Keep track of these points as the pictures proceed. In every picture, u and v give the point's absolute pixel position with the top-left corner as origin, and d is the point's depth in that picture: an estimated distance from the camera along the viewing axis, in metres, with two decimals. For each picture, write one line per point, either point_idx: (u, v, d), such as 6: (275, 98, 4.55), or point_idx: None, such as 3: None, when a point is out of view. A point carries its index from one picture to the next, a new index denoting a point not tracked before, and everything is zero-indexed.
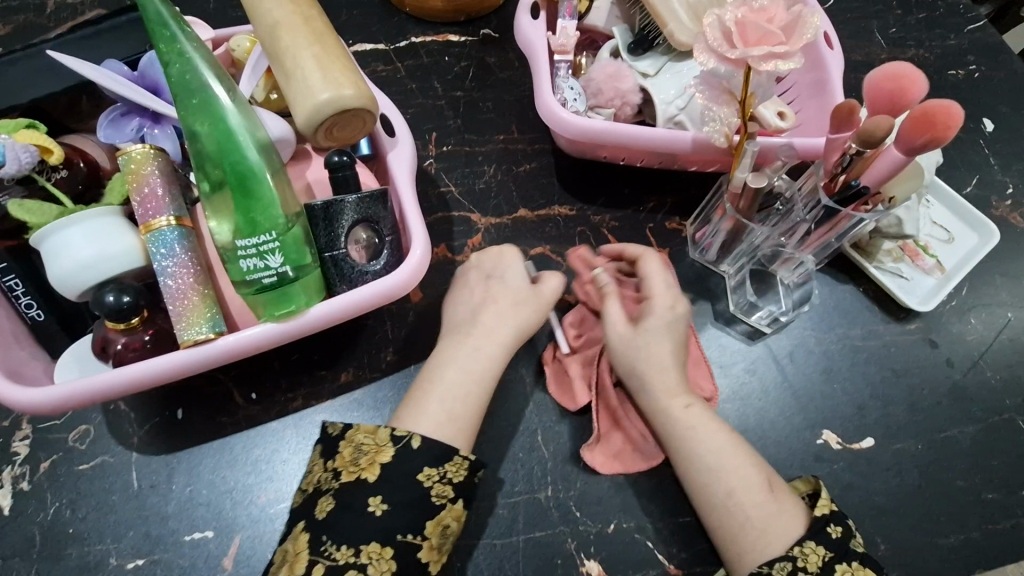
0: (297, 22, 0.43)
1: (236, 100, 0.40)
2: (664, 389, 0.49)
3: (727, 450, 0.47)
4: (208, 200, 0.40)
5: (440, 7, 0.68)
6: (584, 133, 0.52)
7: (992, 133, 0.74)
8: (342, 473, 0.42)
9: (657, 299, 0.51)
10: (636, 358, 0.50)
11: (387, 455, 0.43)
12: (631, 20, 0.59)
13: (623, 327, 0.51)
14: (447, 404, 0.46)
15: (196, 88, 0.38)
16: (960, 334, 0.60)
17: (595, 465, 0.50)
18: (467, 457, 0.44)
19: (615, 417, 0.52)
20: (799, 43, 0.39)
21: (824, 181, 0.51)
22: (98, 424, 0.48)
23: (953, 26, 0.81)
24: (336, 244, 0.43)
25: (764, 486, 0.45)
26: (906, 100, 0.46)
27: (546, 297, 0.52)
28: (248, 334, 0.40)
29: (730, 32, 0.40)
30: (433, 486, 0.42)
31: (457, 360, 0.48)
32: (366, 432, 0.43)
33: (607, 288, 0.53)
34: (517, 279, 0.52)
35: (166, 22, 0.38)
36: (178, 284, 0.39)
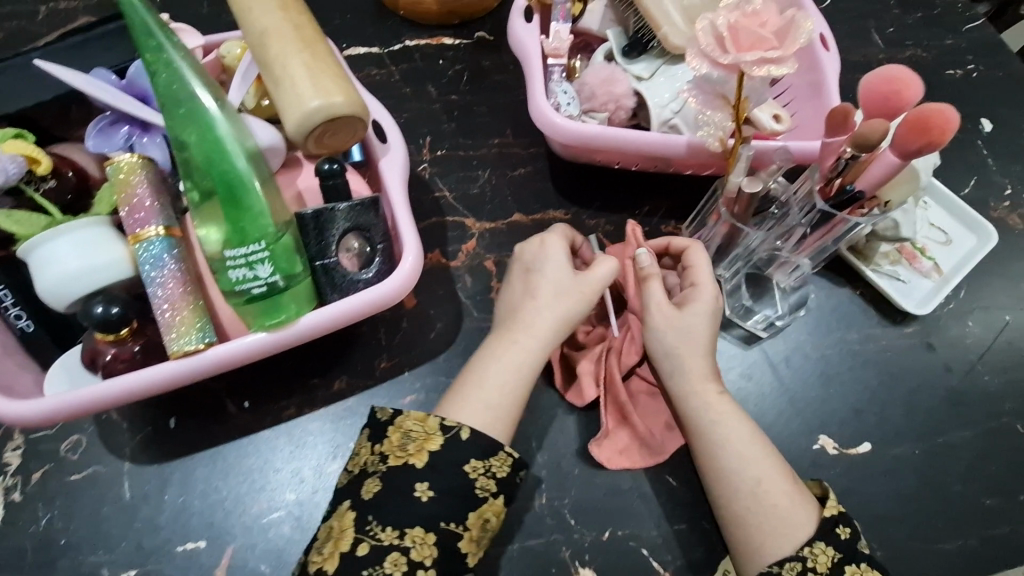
0: (286, 29, 0.42)
1: (223, 108, 0.39)
2: (697, 373, 0.49)
3: (749, 446, 0.47)
4: (198, 209, 0.40)
5: (434, 10, 0.68)
6: (578, 138, 0.52)
7: (990, 133, 0.73)
8: (390, 457, 0.43)
9: (702, 286, 0.51)
10: (677, 342, 0.50)
11: (436, 444, 0.43)
12: (625, 22, 0.58)
13: (667, 309, 0.50)
14: (492, 401, 0.46)
15: (182, 97, 0.38)
16: (958, 337, 0.60)
17: (602, 460, 0.50)
18: (512, 454, 0.44)
19: (624, 413, 0.51)
20: (791, 47, 0.39)
21: (819, 185, 0.51)
22: (90, 434, 0.48)
23: (951, 25, 0.80)
24: (327, 253, 0.43)
25: (781, 484, 0.45)
26: (902, 104, 0.45)
27: (592, 284, 0.50)
28: (238, 344, 0.39)
29: (722, 38, 0.39)
30: (478, 478, 0.43)
31: (510, 350, 0.49)
32: (417, 420, 0.45)
33: (649, 270, 0.52)
34: (561, 270, 0.50)
35: (151, 31, 0.38)
36: (167, 295, 0.38)
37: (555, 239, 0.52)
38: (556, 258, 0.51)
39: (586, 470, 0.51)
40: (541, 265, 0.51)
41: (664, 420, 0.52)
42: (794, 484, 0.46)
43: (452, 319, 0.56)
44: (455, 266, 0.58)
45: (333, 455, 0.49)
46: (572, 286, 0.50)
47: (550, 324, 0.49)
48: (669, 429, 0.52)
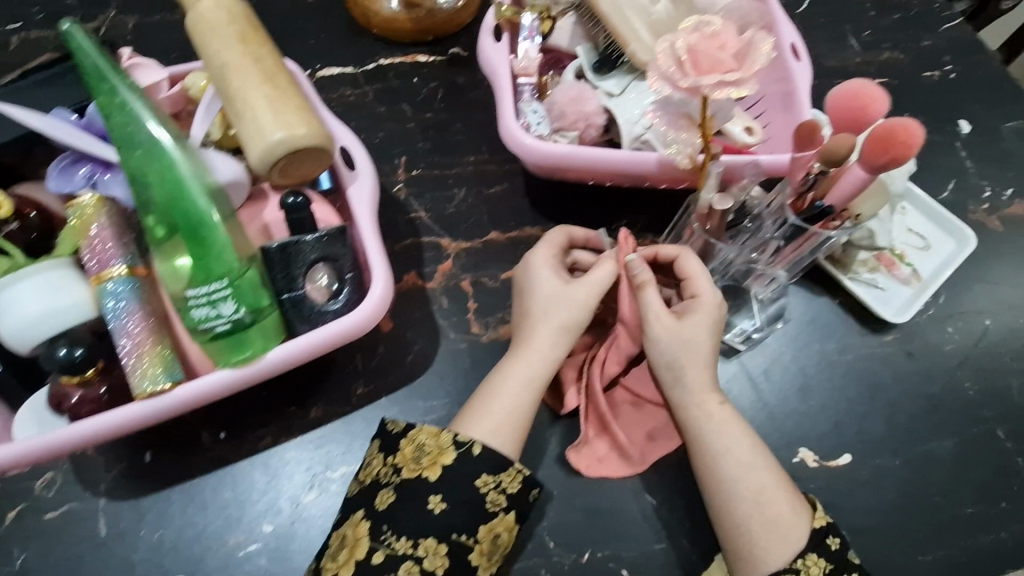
0: (247, 62, 0.42)
1: (180, 143, 0.40)
2: (703, 385, 0.48)
3: (748, 458, 0.46)
4: (161, 249, 0.40)
5: (407, 27, 0.67)
6: (548, 158, 0.52)
7: (968, 135, 0.73)
8: (403, 470, 0.44)
9: (704, 296, 0.49)
10: (678, 351, 0.48)
11: (448, 459, 0.43)
12: (594, 38, 0.58)
13: (667, 318, 0.49)
14: (503, 417, 0.46)
15: (138, 138, 0.39)
16: (938, 344, 0.60)
17: (579, 466, 0.50)
18: (523, 470, 0.44)
19: (604, 422, 0.51)
20: (750, 69, 0.39)
21: (791, 200, 0.50)
22: (64, 471, 0.48)
23: (928, 26, 0.80)
24: (295, 285, 0.43)
25: (779, 495, 0.45)
26: (869, 118, 0.45)
27: (594, 289, 0.49)
28: (205, 383, 0.39)
29: (683, 60, 0.39)
30: (489, 493, 0.43)
31: (523, 359, 0.49)
32: (430, 433, 0.45)
33: (644, 277, 0.49)
34: (557, 283, 0.50)
35: (104, 77, 0.39)
36: (131, 335, 0.39)
37: (541, 253, 0.51)
38: (549, 270, 0.50)
39: (564, 491, 0.51)
40: (536, 276, 0.50)
41: (645, 431, 0.52)
42: (790, 495, 0.46)
43: (429, 340, 0.56)
44: (431, 287, 0.58)
45: (310, 485, 0.49)
46: (575, 293, 0.49)
47: (561, 330, 0.49)
48: (652, 439, 0.52)
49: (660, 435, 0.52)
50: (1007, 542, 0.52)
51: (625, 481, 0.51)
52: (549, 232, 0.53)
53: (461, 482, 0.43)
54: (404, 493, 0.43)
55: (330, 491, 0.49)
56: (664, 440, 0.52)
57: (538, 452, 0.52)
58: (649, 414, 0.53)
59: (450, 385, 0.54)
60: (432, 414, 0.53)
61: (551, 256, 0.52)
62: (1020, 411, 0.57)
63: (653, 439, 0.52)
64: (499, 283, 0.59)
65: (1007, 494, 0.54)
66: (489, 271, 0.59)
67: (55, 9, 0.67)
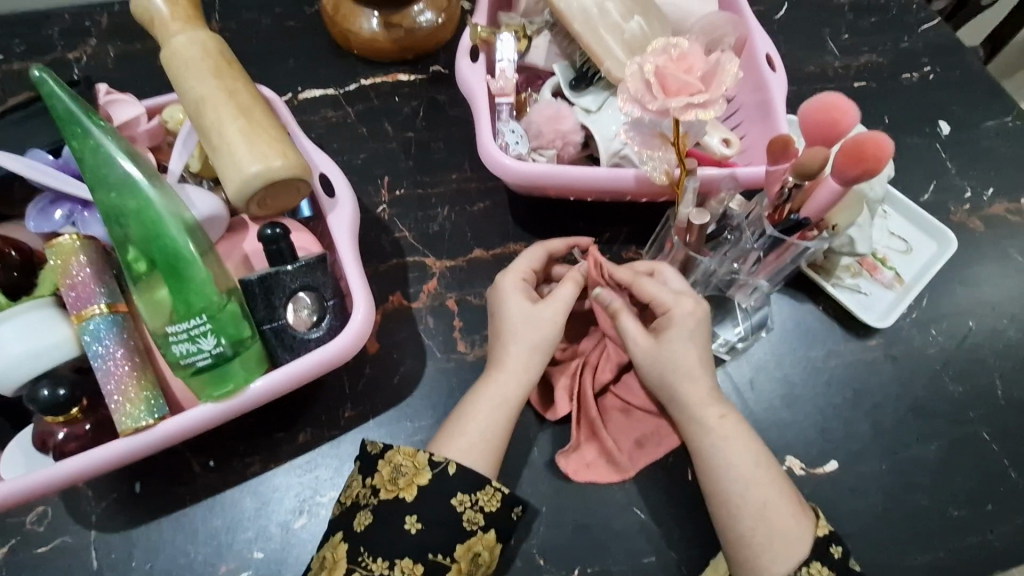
0: (221, 97, 0.43)
1: (154, 180, 0.41)
2: (701, 397, 0.47)
3: (750, 469, 0.45)
4: (139, 287, 0.41)
5: (388, 47, 0.67)
6: (527, 178, 0.52)
7: (949, 135, 0.72)
8: (380, 491, 0.44)
9: (675, 309, 0.48)
10: (665, 369, 0.48)
11: (424, 479, 0.44)
12: (570, 56, 0.59)
13: (644, 341, 0.48)
14: (480, 438, 0.46)
15: (113, 180, 0.40)
16: (921, 347, 0.60)
17: (568, 471, 0.51)
18: (499, 488, 0.45)
19: (594, 428, 0.51)
20: (717, 91, 0.40)
21: (768, 211, 0.51)
22: (55, 505, 0.48)
23: (907, 26, 0.79)
24: (276, 316, 0.43)
25: (782, 507, 0.44)
26: (840, 131, 0.46)
27: (561, 305, 0.50)
28: (185, 420, 0.40)
29: (651, 83, 0.40)
30: (465, 511, 0.43)
31: (497, 381, 0.48)
32: (406, 454, 0.45)
33: (616, 305, 0.50)
34: (536, 302, 0.50)
35: (76, 118, 0.39)
36: (114, 372, 0.39)
37: (508, 277, 0.51)
38: (518, 292, 0.50)
39: (553, 507, 0.51)
40: (504, 299, 0.50)
41: (634, 438, 0.52)
42: (794, 506, 0.44)
43: (416, 360, 0.56)
44: (417, 307, 0.58)
45: (300, 510, 0.49)
46: (545, 312, 0.50)
47: (536, 349, 0.49)
48: (640, 446, 0.51)
49: (649, 442, 0.51)
50: (995, 544, 0.52)
51: (612, 495, 0.51)
52: (527, 251, 0.54)
53: (446, 503, 0.43)
54: (379, 515, 0.43)
55: (319, 516, 0.49)
56: (652, 447, 0.51)
57: (526, 469, 0.52)
58: (639, 422, 0.52)
59: (437, 405, 0.54)
60: (420, 435, 0.53)
61: (521, 277, 0.52)
62: (1004, 412, 0.57)
63: (642, 446, 0.51)
64: (484, 301, 0.59)
65: (994, 496, 0.54)
66: (474, 289, 0.59)
67: (37, 41, 0.67)
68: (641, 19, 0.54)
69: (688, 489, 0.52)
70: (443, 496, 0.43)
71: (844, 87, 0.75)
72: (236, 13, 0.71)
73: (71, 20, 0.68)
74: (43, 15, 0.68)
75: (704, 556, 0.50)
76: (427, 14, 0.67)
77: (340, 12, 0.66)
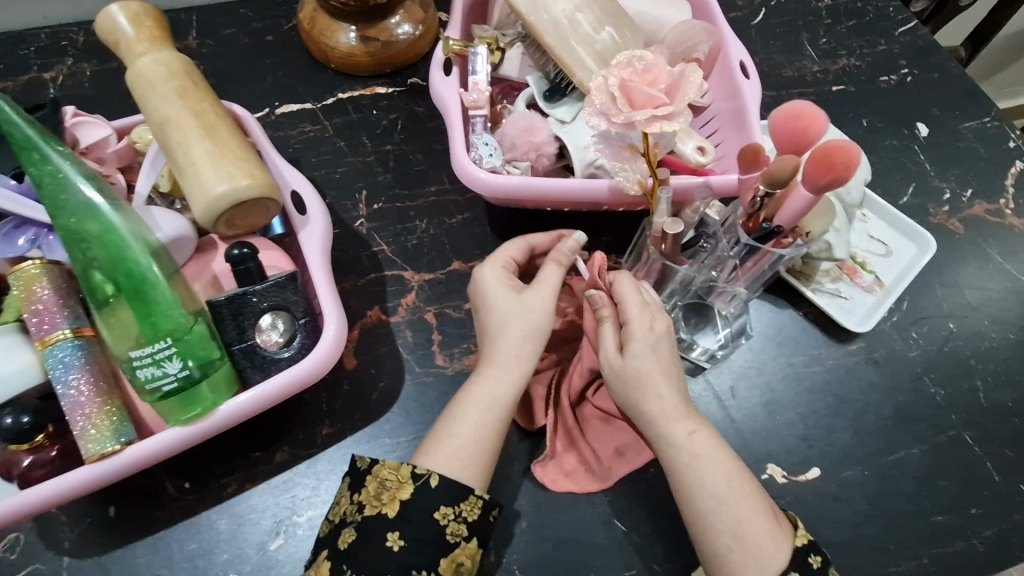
0: (188, 118, 0.44)
1: (115, 205, 0.43)
2: (664, 415, 0.47)
3: (725, 488, 0.44)
4: (101, 316, 0.41)
5: (363, 60, 0.67)
6: (500, 190, 0.52)
7: (927, 138, 0.72)
8: (365, 507, 0.43)
9: (632, 323, 0.48)
10: (628, 389, 0.47)
11: (407, 493, 0.43)
12: (543, 68, 0.60)
13: (611, 355, 0.48)
14: (469, 444, 0.45)
15: (73, 206, 0.41)
16: (902, 351, 0.60)
17: (544, 480, 0.51)
18: (482, 496, 0.44)
19: (572, 436, 0.52)
20: (682, 102, 0.43)
21: (744, 220, 0.51)
22: (28, 531, 0.47)
23: (883, 30, 0.79)
24: (245, 336, 0.44)
25: (758, 525, 0.43)
26: (809, 139, 0.46)
27: (546, 290, 0.49)
28: (153, 443, 0.40)
29: (616, 96, 0.43)
30: (448, 524, 0.43)
31: (486, 377, 0.48)
32: (392, 468, 0.44)
33: (606, 311, 0.49)
34: (519, 299, 0.49)
35: (35, 146, 0.41)
36: (79, 398, 0.40)
37: (489, 267, 0.51)
38: (501, 281, 0.50)
39: (534, 522, 0.50)
40: (488, 291, 0.50)
41: (614, 445, 0.51)
42: (770, 522, 0.44)
43: (394, 376, 0.55)
44: (395, 321, 0.58)
45: (276, 531, 0.49)
46: (533, 299, 0.49)
47: (527, 339, 0.48)
48: (620, 454, 0.51)
49: (629, 449, 0.51)
50: (980, 549, 0.52)
51: (592, 509, 0.51)
52: (507, 243, 0.53)
53: (423, 520, 0.43)
54: (363, 535, 0.42)
55: (297, 536, 0.49)
56: (632, 455, 0.51)
57: (507, 483, 0.51)
58: (619, 431, 0.52)
59: (416, 421, 0.54)
60: (398, 451, 0.52)
61: (502, 266, 0.51)
62: (987, 415, 0.57)
63: (622, 453, 0.51)
64: (463, 313, 0.58)
65: (977, 500, 0.54)
66: (453, 302, 0.59)
67: (13, 61, 0.67)
68: (613, 29, 0.55)
69: (669, 500, 0.51)
70: (419, 512, 0.43)
71: (822, 91, 0.74)
72: (213, 29, 0.71)
73: (47, 39, 0.68)
74: (19, 35, 0.68)
75: (686, 568, 0.49)
76: (405, 27, 0.67)
77: (317, 27, 0.66)
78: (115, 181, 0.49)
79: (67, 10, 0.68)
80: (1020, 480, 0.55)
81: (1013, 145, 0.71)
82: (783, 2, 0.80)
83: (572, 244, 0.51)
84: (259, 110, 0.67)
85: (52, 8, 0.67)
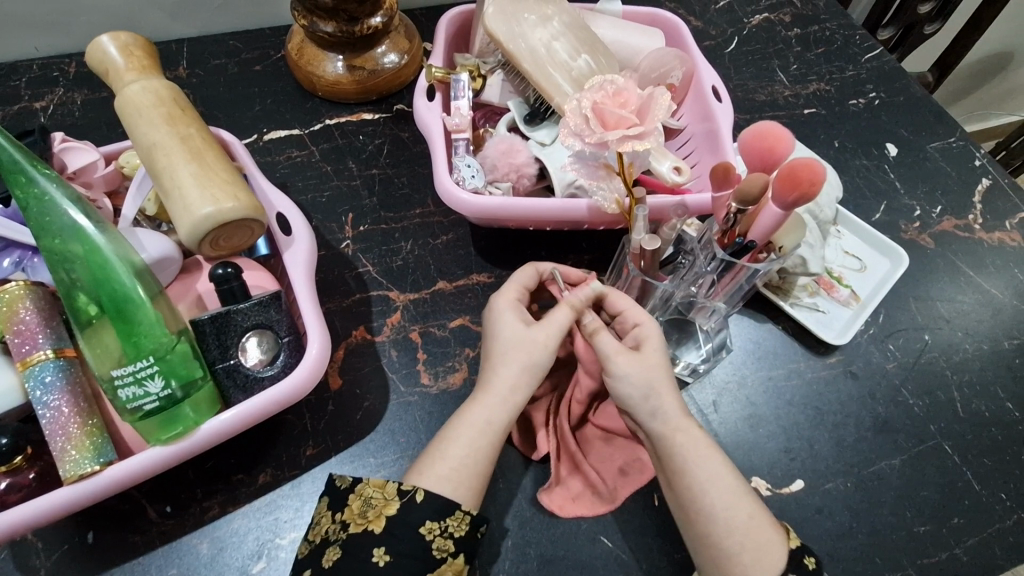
0: (174, 142, 0.45)
1: (101, 228, 0.43)
2: (679, 412, 0.47)
3: (730, 482, 0.45)
4: (83, 336, 0.42)
5: (351, 89, 0.69)
6: (480, 211, 0.54)
7: (895, 157, 0.74)
8: (350, 525, 0.43)
9: (645, 323, 0.50)
10: (648, 380, 0.48)
11: (393, 510, 0.43)
12: (523, 93, 0.62)
13: (626, 354, 0.48)
14: (443, 458, 0.45)
15: (56, 229, 0.42)
16: (881, 364, 0.61)
17: (552, 508, 0.50)
18: (469, 512, 0.44)
19: (575, 461, 0.52)
20: (650, 122, 0.47)
21: (718, 235, 0.53)
22: (4, 559, 0.47)
23: (850, 56, 0.83)
24: (228, 354, 0.44)
25: (762, 517, 0.44)
26: (776, 157, 0.48)
27: (553, 329, 0.50)
28: (126, 465, 0.40)
29: (588, 117, 0.47)
30: (435, 539, 0.43)
31: (486, 402, 0.48)
32: (377, 486, 0.44)
33: (595, 325, 0.50)
34: (510, 326, 0.50)
35: (21, 169, 0.41)
36: (59, 419, 0.40)
37: (501, 298, 0.51)
38: (512, 312, 0.50)
39: (519, 539, 0.50)
40: (499, 319, 0.50)
41: (616, 466, 0.52)
42: (769, 519, 0.44)
43: (378, 396, 0.55)
44: (380, 341, 0.58)
45: (258, 554, 0.48)
46: (536, 333, 0.49)
47: (528, 370, 0.48)
48: (623, 474, 0.51)
49: (632, 469, 0.51)
50: (963, 559, 0.52)
51: (578, 525, 0.51)
52: (518, 270, 0.54)
53: (406, 533, 0.43)
54: (347, 551, 0.42)
55: (278, 559, 0.48)
56: (636, 474, 0.51)
57: (491, 501, 0.51)
58: (620, 449, 0.53)
59: (401, 439, 0.53)
60: (384, 470, 0.52)
61: (515, 297, 0.52)
62: (965, 425, 0.58)
63: (625, 473, 0.51)
64: (448, 332, 0.59)
65: (959, 509, 0.54)
66: (438, 320, 0.60)
67: (5, 91, 0.68)
68: (589, 57, 0.57)
69: (654, 515, 0.51)
70: (404, 526, 0.43)
71: (794, 115, 0.77)
72: (203, 60, 0.73)
73: (39, 71, 0.70)
74: (12, 67, 0.69)
75: None
76: (391, 56, 0.69)
77: (305, 57, 0.69)
78: (101, 206, 0.50)
79: (59, 42, 0.70)
80: (1000, 488, 0.55)
81: (979, 163, 0.74)
82: (754, 32, 0.84)
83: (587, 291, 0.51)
84: (246, 136, 0.68)
85: (44, 41, 0.69)
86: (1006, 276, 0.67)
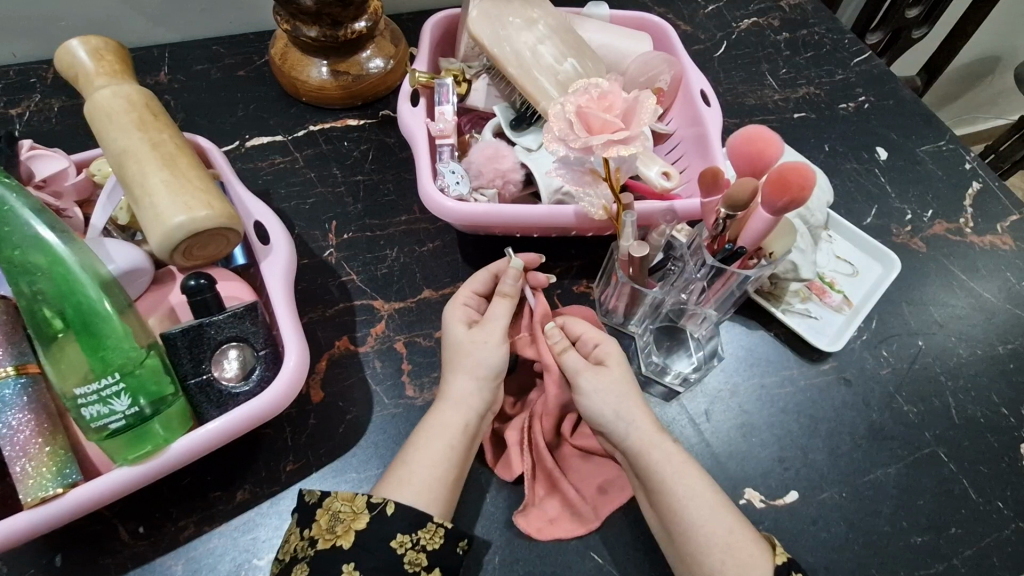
0: (146, 149, 0.44)
1: (67, 240, 0.42)
2: (651, 425, 0.47)
3: (709, 498, 0.44)
4: (45, 352, 0.40)
5: (335, 94, 0.68)
6: (464, 217, 0.52)
7: (886, 161, 0.74)
8: (318, 541, 0.41)
9: (604, 342, 0.51)
10: (616, 401, 0.48)
11: (362, 523, 0.42)
12: (509, 98, 0.62)
13: (590, 372, 0.49)
14: (423, 471, 0.44)
15: (15, 239, 0.40)
16: (874, 370, 0.60)
17: (529, 531, 0.48)
18: (442, 524, 0.43)
19: (553, 480, 0.50)
20: (637, 126, 0.46)
21: (708, 241, 0.51)
22: None
23: (840, 61, 0.82)
24: (200, 369, 0.43)
25: (744, 533, 0.42)
26: (766, 161, 0.47)
27: (496, 328, 0.50)
28: (92, 485, 0.38)
29: (574, 122, 0.46)
30: (406, 553, 0.41)
31: (444, 410, 0.47)
32: (344, 499, 0.43)
33: (562, 343, 0.50)
34: (455, 329, 0.50)
35: None
36: (19, 439, 0.39)
37: (451, 305, 0.51)
38: (459, 315, 0.50)
39: (506, 556, 0.48)
40: (446, 329, 0.50)
41: (597, 483, 0.51)
42: (750, 534, 0.43)
43: (362, 408, 0.54)
44: (364, 351, 0.57)
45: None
46: (480, 334, 0.49)
47: (472, 373, 0.48)
48: (602, 492, 0.50)
49: (612, 488, 0.50)
50: (960, 569, 0.51)
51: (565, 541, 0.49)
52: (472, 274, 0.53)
53: (384, 551, 0.41)
54: (316, 569, 0.40)
55: None
56: (616, 491, 0.50)
57: (476, 516, 0.50)
58: (597, 467, 0.51)
59: (384, 453, 0.52)
60: (366, 485, 0.50)
61: (465, 303, 0.51)
62: (959, 432, 0.57)
63: (606, 491, 0.50)
64: (433, 341, 0.57)
65: (956, 519, 0.53)
66: (423, 330, 0.58)
67: None
68: (576, 60, 0.56)
69: (644, 529, 0.50)
70: (381, 542, 0.41)
71: (784, 118, 0.77)
72: (185, 65, 0.71)
73: (16, 76, 0.68)
74: None
75: None
76: (376, 61, 0.68)
77: (289, 61, 0.67)
78: (71, 215, 0.50)
79: (37, 48, 0.68)
80: (996, 497, 0.54)
81: (969, 167, 0.74)
82: (744, 36, 0.83)
83: (513, 272, 0.51)
84: (227, 142, 0.67)
85: (22, 46, 0.67)
86: (998, 280, 0.66)
